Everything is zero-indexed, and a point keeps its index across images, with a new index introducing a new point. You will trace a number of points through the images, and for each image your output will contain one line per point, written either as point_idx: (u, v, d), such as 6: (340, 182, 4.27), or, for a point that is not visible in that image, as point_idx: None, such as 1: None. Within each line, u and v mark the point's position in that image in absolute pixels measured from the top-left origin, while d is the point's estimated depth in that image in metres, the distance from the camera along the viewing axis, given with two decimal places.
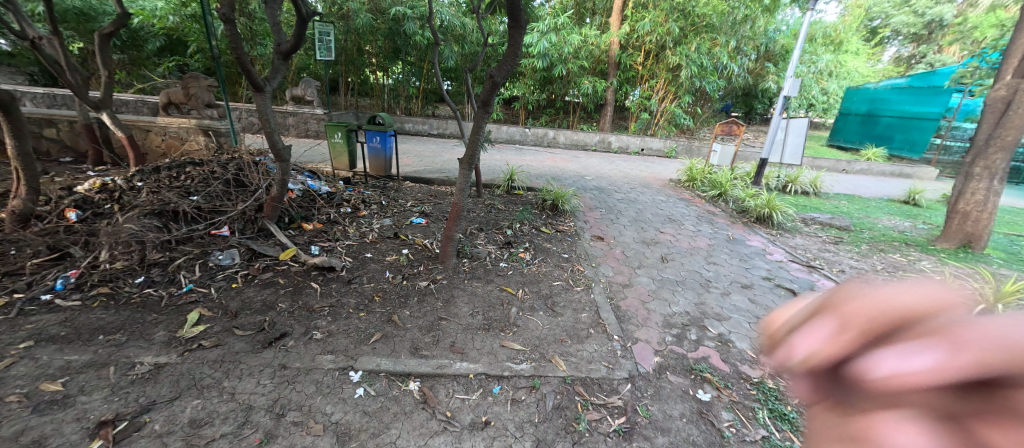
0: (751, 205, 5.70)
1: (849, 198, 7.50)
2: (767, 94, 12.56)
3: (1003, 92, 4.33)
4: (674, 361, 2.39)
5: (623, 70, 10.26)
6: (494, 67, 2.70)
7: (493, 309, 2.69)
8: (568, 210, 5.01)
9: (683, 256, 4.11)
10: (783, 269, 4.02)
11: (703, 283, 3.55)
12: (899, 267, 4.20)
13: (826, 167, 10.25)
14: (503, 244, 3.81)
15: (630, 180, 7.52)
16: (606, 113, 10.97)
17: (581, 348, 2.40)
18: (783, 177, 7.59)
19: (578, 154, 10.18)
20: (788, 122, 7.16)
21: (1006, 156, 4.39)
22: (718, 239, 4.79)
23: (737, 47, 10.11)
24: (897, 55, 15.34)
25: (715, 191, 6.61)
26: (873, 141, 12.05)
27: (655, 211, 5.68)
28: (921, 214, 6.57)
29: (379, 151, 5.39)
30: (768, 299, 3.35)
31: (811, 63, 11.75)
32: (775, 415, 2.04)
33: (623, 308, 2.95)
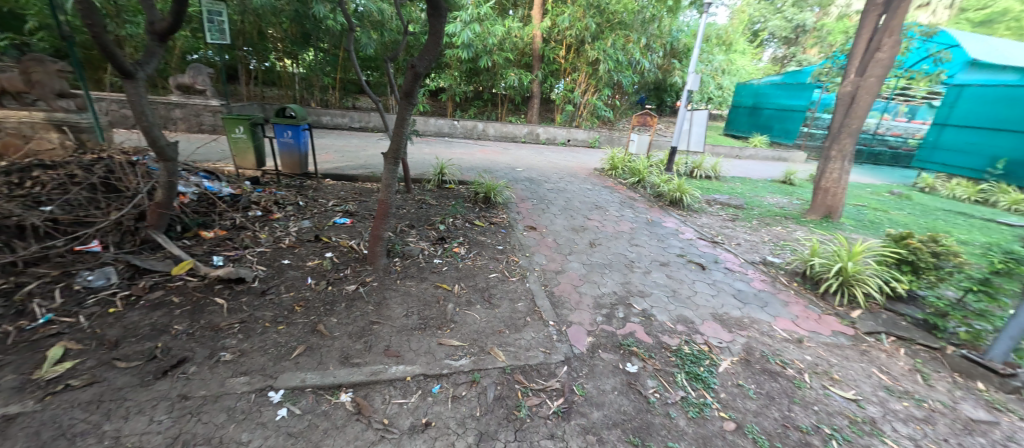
0: (665, 190, 6.24)
1: (742, 180, 8.61)
2: (674, 88, 13.82)
3: (847, 88, 5.28)
4: (604, 338, 2.56)
5: (547, 63, 10.53)
6: (415, 57, 2.58)
7: (429, 308, 2.62)
8: (500, 202, 5.06)
9: (609, 241, 4.39)
10: (693, 246, 4.49)
11: (627, 264, 3.83)
12: (782, 238, 4.93)
13: (724, 153, 11.63)
14: (436, 239, 3.72)
15: (558, 170, 7.81)
16: (533, 105, 11.22)
17: (519, 336, 2.45)
18: (690, 163, 8.46)
19: (508, 146, 10.29)
20: (691, 113, 7.94)
21: (853, 141, 5.35)
22: (638, 222, 5.19)
23: (647, 45, 10.96)
24: (773, 56, 17.81)
25: (634, 178, 7.15)
26: (759, 130, 13.96)
27: (583, 199, 5.97)
28: (795, 192, 7.79)
29: (291, 146, 4.88)
30: (682, 274, 3.72)
31: (708, 62, 13.20)
32: (691, 377, 2.28)
33: (557, 294, 3.07)
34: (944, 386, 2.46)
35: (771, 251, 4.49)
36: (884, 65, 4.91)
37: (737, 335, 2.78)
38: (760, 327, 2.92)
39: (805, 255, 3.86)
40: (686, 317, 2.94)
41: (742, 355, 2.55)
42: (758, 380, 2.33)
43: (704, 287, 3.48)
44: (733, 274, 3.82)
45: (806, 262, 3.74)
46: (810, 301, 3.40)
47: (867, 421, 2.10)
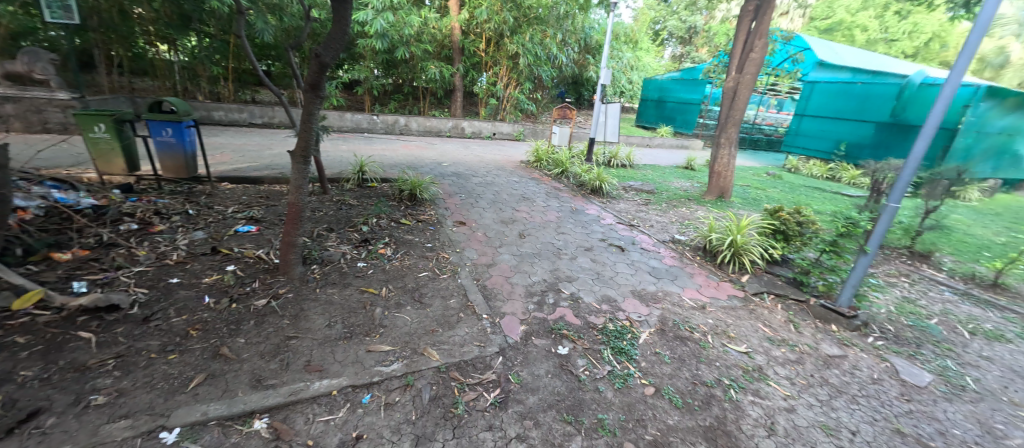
0: (586, 179, 6.60)
1: (652, 167, 9.45)
2: (590, 83, 14.61)
3: (730, 84, 6.06)
4: (537, 325, 2.64)
5: (468, 56, 10.43)
6: (319, 45, 2.35)
7: (354, 315, 2.47)
8: (427, 198, 4.92)
9: (537, 230, 4.52)
10: (613, 230, 4.83)
11: (555, 251, 3.99)
12: (687, 218, 5.52)
13: (636, 143, 12.63)
14: (359, 242, 3.51)
15: (485, 164, 7.84)
16: (456, 99, 11.06)
17: (452, 333, 2.43)
18: (607, 153, 9.06)
19: (434, 140, 10.02)
20: (606, 107, 8.47)
21: (737, 130, 6.16)
22: (564, 211, 5.43)
23: (563, 40, 11.40)
24: (673, 54, 19.71)
25: (558, 169, 7.45)
26: (665, 121, 15.44)
27: (510, 191, 6.06)
28: (696, 176, 8.76)
29: (173, 145, 4.21)
30: (605, 257, 3.98)
31: (618, 59, 14.16)
32: (616, 351, 2.46)
33: (489, 286, 3.09)
34: (810, 331, 2.98)
35: (678, 230, 5.01)
36: (756, 64, 5.72)
37: (653, 308, 3.06)
38: (672, 299, 3.25)
39: (704, 231, 4.37)
40: (610, 296, 3.17)
41: (658, 326, 2.82)
42: (672, 346, 2.59)
43: (625, 268, 3.78)
44: (648, 253, 4.20)
45: (705, 238, 4.24)
46: (710, 271, 3.88)
47: (756, 369, 2.47)
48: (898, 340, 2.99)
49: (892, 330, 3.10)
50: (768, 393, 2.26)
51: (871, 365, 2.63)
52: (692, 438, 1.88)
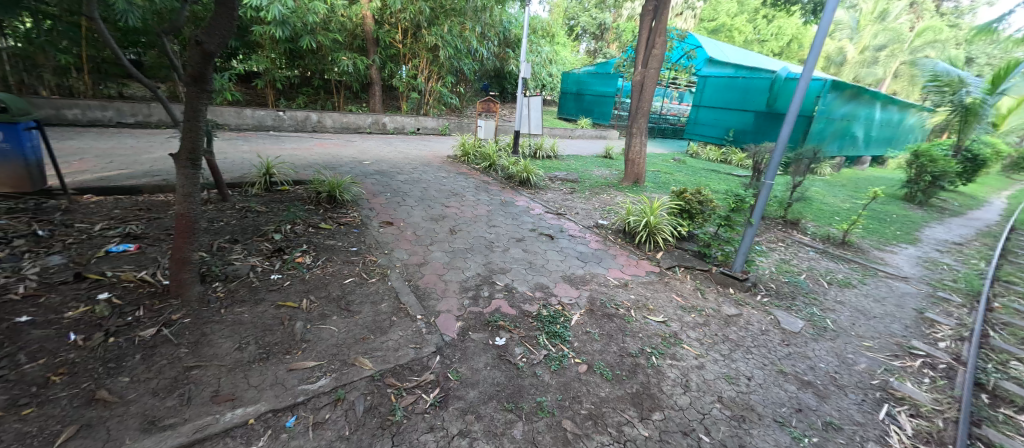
0: (514, 171, 6.70)
1: (575, 157, 9.92)
2: (512, 76, 14.81)
3: (638, 78, 6.56)
4: (473, 319, 2.65)
5: (384, 47, 9.90)
6: (199, 30, 2.04)
7: (270, 333, 2.24)
8: (349, 200, 4.60)
9: (468, 225, 4.50)
10: (542, 220, 4.99)
11: (488, 244, 4.01)
12: (608, 204, 5.91)
13: (559, 134, 13.14)
14: (271, 252, 3.17)
15: (411, 160, 7.56)
16: (374, 93, 10.46)
17: (385, 339, 2.32)
18: (533, 145, 9.30)
19: (352, 137, 9.39)
20: (528, 99, 8.60)
21: (646, 120, 6.71)
22: (494, 204, 5.47)
23: (483, 33, 11.38)
24: (588, 49, 20.79)
25: (485, 163, 7.46)
26: (583, 113, 16.29)
27: (439, 187, 5.94)
28: (614, 164, 9.40)
29: (9, 151, 3.39)
30: (536, 246, 4.10)
31: (537, 53, 14.54)
32: (550, 336, 2.56)
33: (422, 286, 3.01)
34: (713, 297, 3.40)
35: (601, 215, 5.35)
36: (658, 59, 6.26)
37: (582, 291, 3.24)
38: (598, 280, 3.47)
39: (623, 215, 4.72)
40: (542, 283, 3.29)
41: (588, 307, 2.99)
42: (600, 324, 2.78)
43: (555, 255, 3.94)
44: (575, 239, 4.42)
45: (625, 221, 4.58)
46: (630, 251, 4.21)
47: (672, 335, 2.75)
48: (779, 295, 3.54)
49: (775, 288, 3.67)
50: (683, 355, 2.54)
51: (760, 319, 3.10)
52: (622, 405, 2.04)
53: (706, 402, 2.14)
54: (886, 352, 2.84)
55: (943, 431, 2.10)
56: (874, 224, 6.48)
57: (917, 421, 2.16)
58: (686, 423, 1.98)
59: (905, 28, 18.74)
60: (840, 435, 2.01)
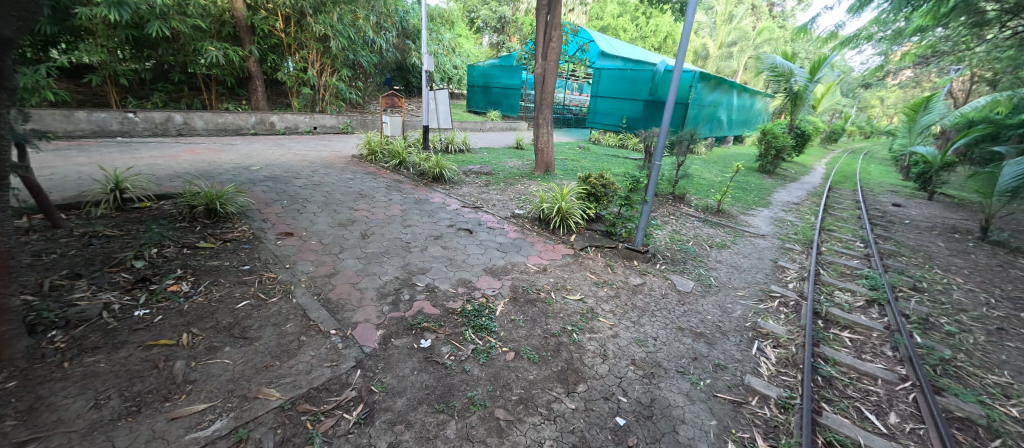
0: (425, 168, 6.48)
1: (487, 149, 9.97)
2: (415, 69, 14.26)
3: (539, 70, 6.82)
4: (395, 325, 2.53)
5: (261, 35, 8.75)
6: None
7: (140, 380, 1.87)
8: (234, 212, 4.01)
9: (381, 228, 4.26)
10: (460, 214, 4.95)
11: (404, 246, 3.84)
12: (523, 193, 6.08)
13: (470, 127, 13.06)
14: (132, 284, 2.62)
15: (309, 163, 6.87)
16: (256, 89, 9.22)
17: (294, 363, 2.09)
18: (444, 140, 9.14)
19: (233, 140, 8.18)
20: (434, 93, 8.41)
21: (550, 111, 7.02)
22: (408, 203, 5.25)
23: (378, 23, 10.74)
24: (491, 42, 20.98)
25: (395, 160, 7.12)
26: (492, 106, 16.43)
27: (345, 190, 5.50)
28: (525, 155, 9.68)
29: None
30: (455, 242, 4.05)
31: (438, 42, 14.16)
32: (476, 330, 2.56)
33: (334, 299, 2.76)
34: (621, 271, 3.73)
35: (517, 205, 5.49)
36: (556, 52, 6.59)
37: (504, 280, 3.30)
38: (519, 268, 3.56)
39: (537, 203, 4.90)
40: (464, 279, 3.27)
41: (511, 296, 3.06)
42: (524, 310, 2.87)
43: (475, 248, 3.94)
44: (494, 231, 4.47)
45: (539, 208, 4.75)
46: (546, 237, 4.40)
47: (589, 311, 2.96)
48: (674, 262, 4.03)
49: (670, 256, 4.17)
50: (600, 328, 2.75)
51: (661, 286, 3.50)
52: (550, 384, 2.15)
53: (622, 366, 2.35)
54: (754, 297, 3.43)
55: (795, 355, 2.61)
56: (739, 193, 7.72)
57: (778, 351, 2.66)
58: (606, 389, 2.15)
59: (749, 27, 22.45)
60: (726, 373, 2.38)
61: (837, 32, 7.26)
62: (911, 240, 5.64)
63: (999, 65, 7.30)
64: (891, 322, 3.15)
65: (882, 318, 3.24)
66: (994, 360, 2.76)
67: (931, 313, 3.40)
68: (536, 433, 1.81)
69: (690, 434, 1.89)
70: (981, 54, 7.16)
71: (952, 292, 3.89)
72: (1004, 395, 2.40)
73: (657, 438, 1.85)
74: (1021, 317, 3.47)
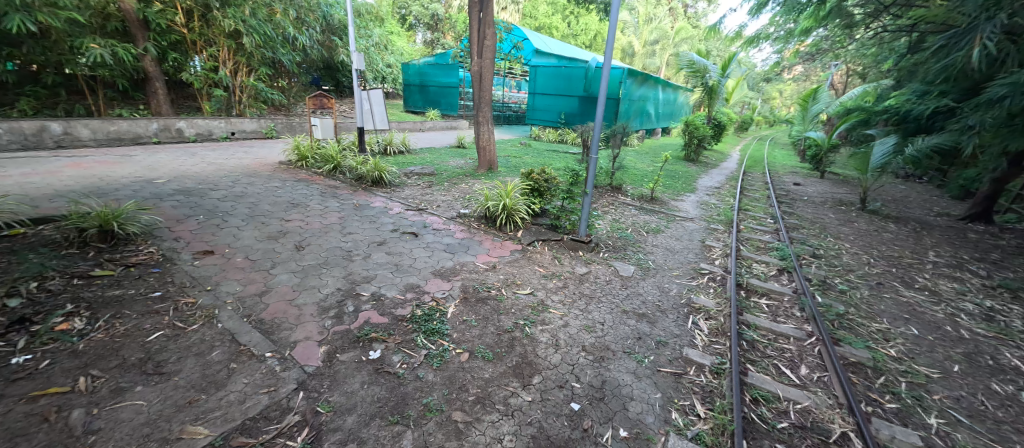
0: (363, 171, 6.17)
1: (428, 150, 9.74)
2: (344, 67, 13.50)
3: (475, 68, 6.79)
4: (340, 339, 2.39)
5: (158, 31, 7.73)
6: None
7: (24, 440, 1.57)
8: (138, 232, 3.52)
9: (318, 238, 3.99)
10: (403, 218, 4.79)
11: (344, 255, 3.64)
12: (467, 193, 6.03)
13: (409, 127, 12.64)
14: (5, 328, 2.19)
15: (228, 172, 6.22)
16: (156, 91, 8.16)
17: (223, 394, 1.89)
18: (381, 141, 8.78)
19: (131, 150, 7.16)
20: (368, 93, 7.97)
21: (489, 109, 7.02)
22: (346, 209, 4.98)
23: (297, 18, 10.00)
24: (425, 40, 20.55)
25: (329, 165, 6.69)
26: (430, 105, 16.04)
27: (272, 200, 5.06)
28: (467, 153, 9.61)
29: None
30: (400, 247, 3.91)
31: (367, 38, 13.40)
32: (428, 335, 2.51)
33: (267, 319, 2.54)
34: (568, 262, 3.86)
35: (462, 205, 5.43)
36: (491, 50, 6.59)
37: (454, 282, 3.26)
38: (468, 268, 3.53)
39: (483, 201, 4.88)
40: (412, 284, 3.17)
41: (461, 296, 3.04)
42: (476, 310, 2.86)
43: (421, 251, 3.84)
44: (440, 233, 4.39)
45: (484, 207, 4.75)
46: (494, 235, 4.42)
47: (540, 303, 3.03)
48: (615, 250, 4.25)
49: (612, 244, 4.39)
50: (551, 318, 2.82)
51: (605, 273, 3.67)
52: (505, 380, 2.16)
53: (573, 353, 2.44)
54: (687, 276, 3.73)
55: (723, 324, 2.89)
56: (669, 180, 8.33)
57: (710, 323, 2.92)
58: (560, 377, 2.22)
59: (667, 27, 24.21)
60: (667, 348, 2.57)
61: (742, 32, 8.06)
62: (810, 213, 6.48)
63: (867, 61, 8.60)
64: (798, 286, 3.60)
65: (790, 283, 3.69)
66: (876, 311, 3.27)
67: (828, 275, 3.94)
68: (495, 430, 1.81)
69: (639, 409, 2.01)
70: (852, 50, 8.45)
71: (843, 256, 4.54)
72: (884, 339, 2.85)
73: (610, 418, 1.94)
74: (893, 272, 4.15)
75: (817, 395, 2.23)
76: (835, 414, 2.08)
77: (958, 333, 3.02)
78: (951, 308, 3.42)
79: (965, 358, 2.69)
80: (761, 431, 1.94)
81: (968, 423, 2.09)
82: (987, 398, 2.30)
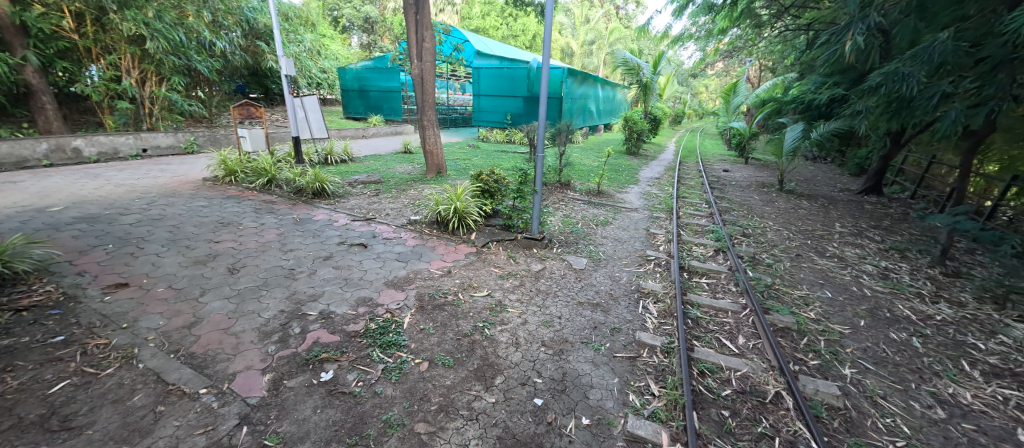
0: (303, 183, 5.81)
1: (373, 157, 9.39)
2: (272, 73, 12.62)
3: (416, 71, 6.62)
4: (286, 365, 2.23)
5: (40, 37, 6.72)
6: None
7: None
8: (29, 270, 3.03)
9: (255, 257, 3.69)
10: (350, 229, 4.58)
11: (286, 273, 3.40)
12: (416, 199, 5.90)
13: (350, 135, 12.09)
14: None
15: (143, 194, 5.57)
16: (44, 106, 7.10)
17: (150, 442, 1.69)
18: (321, 151, 8.33)
19: (15, 175, 6.16)
20: (301, 100, 7.43)
21: (433, 112, 6.90)
22: (285, 225, 4.66)
23: (213, 21, 9.17)
24: (361, 43, 19.87)
25: (262, 178, 6.21)
26: (372, 111, 15.45)
27: (198, 221, 4.60)
28: (415, 158, 9.40)
29: None
30: (348, 260, 3.73)
31: (298, 43, 12.63)
32: (384, 348, 2.41)
33: (199, 352, 2.30)
34: (523, 260, 3.91)
35: (412, 211, 5.30)
36: (430, 52, 6.48)
37: (408, 291, 3.17)
38: (423, 276, 3.45)
39: (433, 206, 4.80)
40: (364, 297, 3.04)
41: (417, 305, 2.95)
42: (433, 317, 2.80)
43: (372, 263, 3.69)
44: (391, 242, 4.25)
45: (435, 211, 4.67)
46: (447, 239, 4.36)
47: (498, 304, 3.04)
48: (568, 244, 4.37)
49: (565, 239, 4.51)
50: (509, 318, 2.84)
51: (560, 267, 3.77)
52: (468, 384, 2.14)
53: (534, 350, 2.47)
54: (635, 263, 3.93)
55: (670, 306, 3.07)
56: (613, 174, 8.71)
57: (658, 306, 3.09)
58: (522, 375, 2.24)
59: (602, 28, 25.35)
60: (621, 333, 2.68)
61: (668, 32, 8.62)
62: (737, 196, 7.10)
63: (775, 56, 9.57)
64: (732, 264, 3.93)
65: (725, 262, 4.02)
66: (797, 279, 3.66)
67: (757, 252, 4.34)
68: (460, 436, 1.79)
69: (599, 396, 2.08)
70: (761, 48, 9.36)
71: (767, 233, 5.03)
72: (805, 304, 3.19)
73: (572, 408, 1.99)
74: (808, 243, 4.67)
75: (753, 361, 2.45)
76: (769, 377, 2.29)
77: (862, 291, 3.46)
78: (855, 270, 3.92)
79: (868, 313, 3.09)
80: (707, 400, 2.09)
81: (875, 370, 2.40)
82: (888, 346, 2.65)
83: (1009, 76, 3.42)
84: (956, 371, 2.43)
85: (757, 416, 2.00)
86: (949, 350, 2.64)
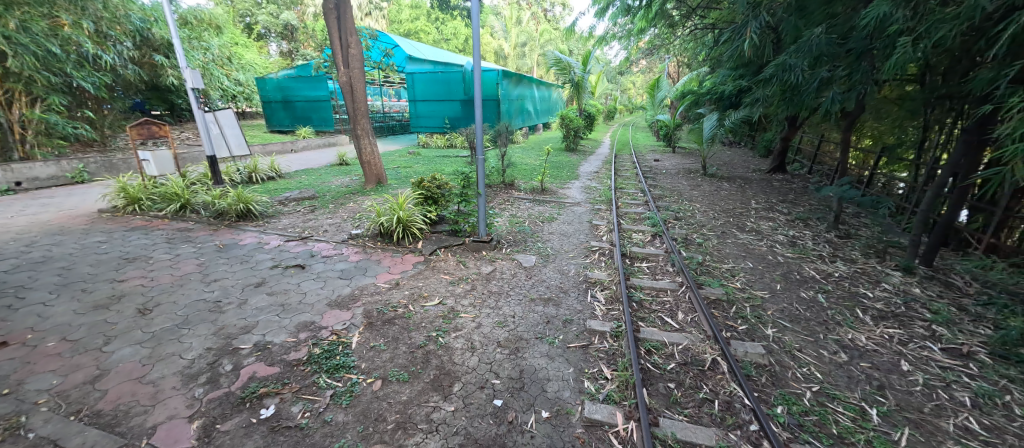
0: (224, 206, 5.28)
1: (304, 171, 8.81)
2: (177, 88, 11.38)
3: (344, 78, 6.28)
4: (217, 408, 2.01)
5: None
6: None
7: None
8: None
9: (171, 293, 3.29)
10: (283, 251, 4.25)
11: (210, 307, 3.07)
12: (357, 212, 5.64)
13: (277, 150, 11.17)
14: None
15: (19, 234, 4.74)
16: None
17: None
18: (243, 169, 7.65)
19: None
20: (214, 115, 6.78)
21: (367, 120, 6.61)
22: (207, 253, 4.21)
23: (95, 31, 7.96)
24: (281, 51, 18.58)
25: (174, 204, 5.56)
26: (298, 122, 14.43)
27: (95, 259, 4.00)
28: (351, 170, 8.96)
29: None
30: (284, 284, 3.45)
31: (204, 50, 11.42)
32: (331, 373, 2.27)
33: (107, 409, 2.00)
34: (472, 263, 3.89)
35: (352, 225, 5.05)
36: (358, 59, 6.20)
37: (355, 309, 3.01)
38: (369, 291, 3.30)
39: (375, 218, 4.60)
40: (305, 321, 2.83)
41: (364, 323, 2.82)
42: (383, 333, 2.69)
43: (311, 284, 3.46)
44: (331, 260, 4.00)
45: (378, 223, 4.48)
46: (393, 251, 4.20)
47: (451, 311, 2.99)
48: (516, 243, 4.42)
49: (513, 239, 4.56)
50: (463, 323, 2.81)
51: (510, 267, 3.80)
52: (425, 397, 2.08)
53: (490, 352, 2.47)
54: (582, 256, 4.07)
55: (616, 293, 3.22)
56: (555, 171, 8.97)
57: (605, 293, 3.24)
58: (480, 378, 2.22)
59: (532, 30, 26.06)
60: (573, 324, 2.77)
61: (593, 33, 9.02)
62: (668, 183, 7.64)
63: (689, 53, 10.42)
64: (667, 246, 4.23)
65: (661, 245, 4.30)
66: (723, 255, 4.02)
67: (689, 233, 4.70)
68: None
69: (557, 387, 2.13)
70: (677, 46, 10.14)
71: (695, 215, 5.47)
72: (732, 275, 3.53)
73: (532, 403, 2.02)
74: (730, 221, 5.16)
75: (692, 333, 2.65)
76: (706, 346, 2.50)
77: (776, 259, 3.90)
78: (770, 241, 4.40)
79: (783, 278, 3.48)
80: (655, 376, 2.23)
81: (791, 327, 2.71)
82: (800, 304, 3.01)
83: (869, 64, 3.94)
84: (853, 318, 2.82)
85: (699, 383, 2.16)
86: (847, 301, 3.06)
